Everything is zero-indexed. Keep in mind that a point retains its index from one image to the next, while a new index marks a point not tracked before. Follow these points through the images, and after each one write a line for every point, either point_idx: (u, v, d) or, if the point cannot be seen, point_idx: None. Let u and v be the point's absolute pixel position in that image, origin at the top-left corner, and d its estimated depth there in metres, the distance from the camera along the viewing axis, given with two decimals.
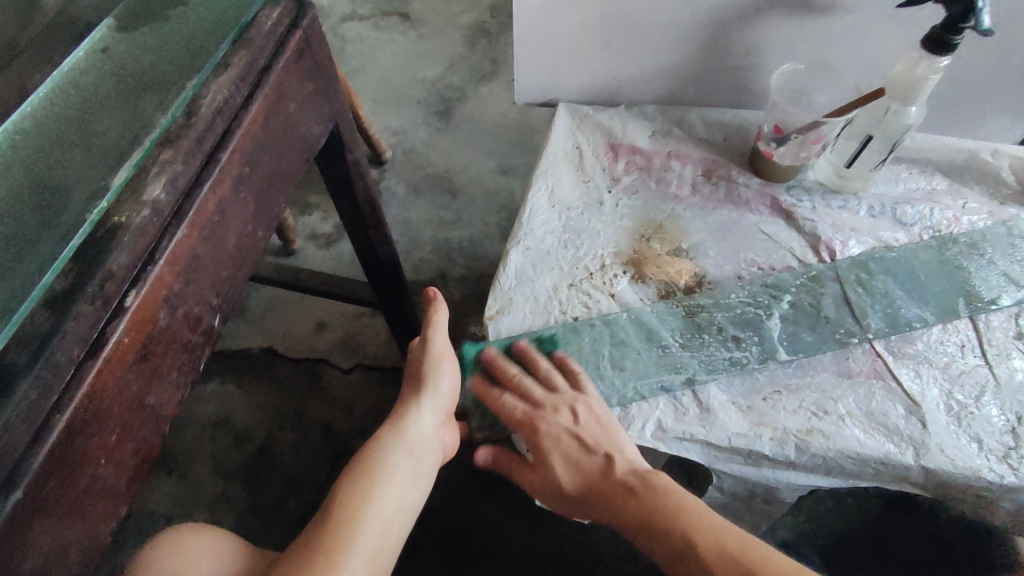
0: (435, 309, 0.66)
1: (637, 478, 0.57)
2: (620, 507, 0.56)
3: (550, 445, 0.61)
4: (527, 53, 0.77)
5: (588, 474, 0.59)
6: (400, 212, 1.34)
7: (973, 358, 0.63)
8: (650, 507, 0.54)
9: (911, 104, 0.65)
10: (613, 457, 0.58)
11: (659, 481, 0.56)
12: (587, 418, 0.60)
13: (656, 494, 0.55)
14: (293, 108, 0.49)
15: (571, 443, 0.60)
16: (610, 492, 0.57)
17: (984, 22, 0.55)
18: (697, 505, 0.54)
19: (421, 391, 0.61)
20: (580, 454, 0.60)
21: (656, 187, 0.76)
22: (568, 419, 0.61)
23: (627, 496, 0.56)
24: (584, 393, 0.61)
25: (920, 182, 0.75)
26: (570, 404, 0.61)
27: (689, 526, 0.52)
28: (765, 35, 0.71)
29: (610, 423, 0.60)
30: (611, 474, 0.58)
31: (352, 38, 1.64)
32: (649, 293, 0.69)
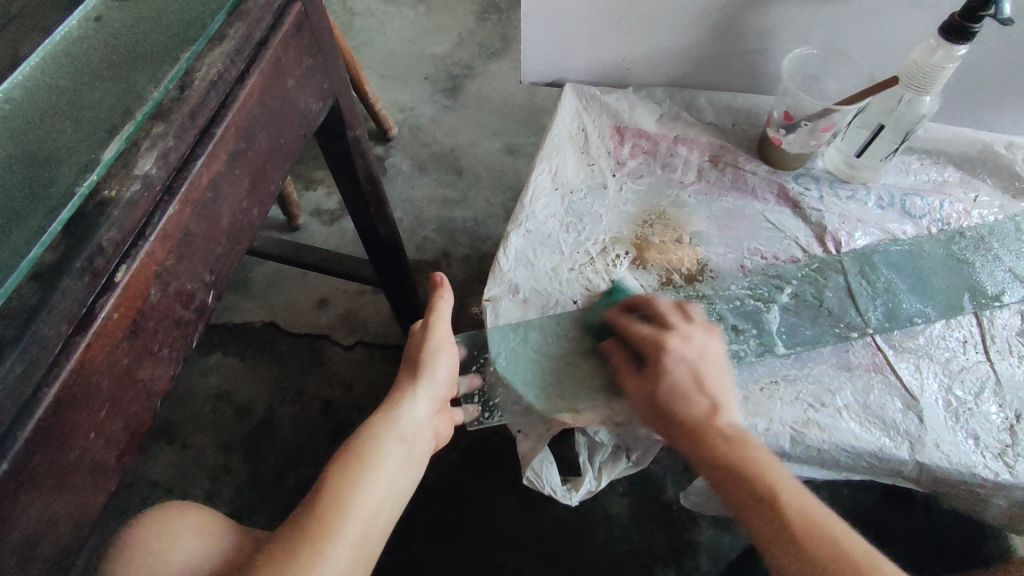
0: (439, 296, 0.65)
1: (735, 432, 0.52)
2: (715, 450, 0.51)
3: (670, 365, 0.56)
4: (533, 31, 0.76)
5: (692, 405, 0.54)
6: (404, 189, 1.34)
7: (974, 354, 0.62)
8: (738, 458, 0.50)
9: (926, 94, 0.63)
10: (721, 407, 0.54)
11: (758, 443, 0.52)
12: (708, 363, 0.57)
13: (759, 449, 0.51)
14: (290, 84, 0.48)
15: (685, 375, 0.56)
16: (707, 431, 0.53)
17: (1004, 9, 0.54)
18: (789, 474, 0.50)
19: (417, 377, 0.61)
20: (690, 388, 0.55)
21: (661, 172, 0.75)
22: (693, 352, 0.57)
23: (725, 441, 0.52)
24: (716, 346, 0.58)
25: (932, 174, 0.73)
26: (698, 339, 0.58)
27: (777, 481, 0.49)
28: (779, 17, 0.69)
29: (722, 374, 0.57)
30: (714, 418, 0.53)
31: (360, 11, 1.62)
32: (649, 280, 0.68)
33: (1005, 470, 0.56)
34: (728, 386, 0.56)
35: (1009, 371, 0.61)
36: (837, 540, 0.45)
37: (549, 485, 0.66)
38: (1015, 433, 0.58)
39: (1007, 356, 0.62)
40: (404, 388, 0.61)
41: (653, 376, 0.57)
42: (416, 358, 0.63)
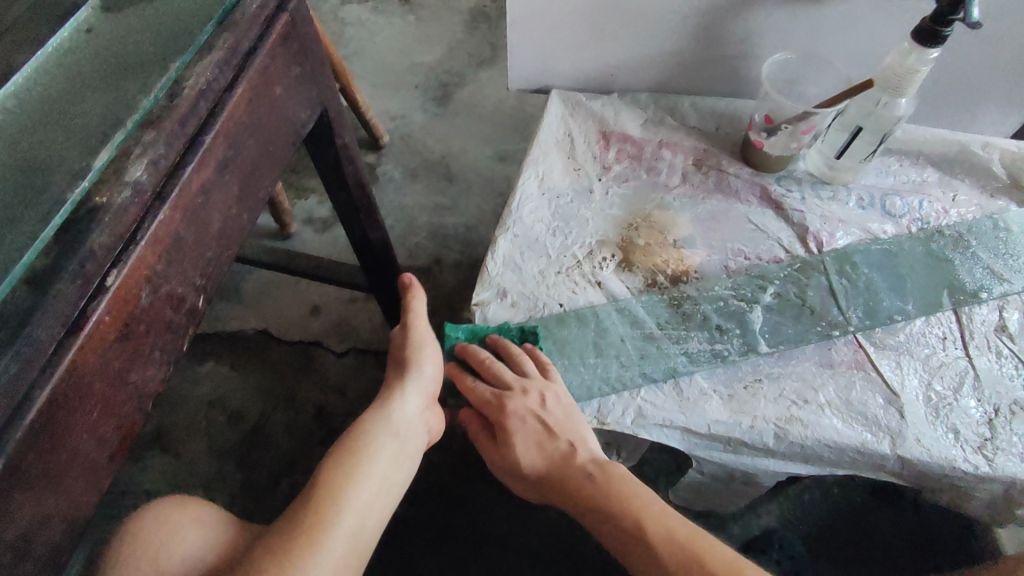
0: (412, 296, 0.69)
1: (597, 467, 0.56)
2: (575, 492, 0.56)
3: (514, 426, 0.60)
4: (520, 39, 0.77)
5: (552, 454, 0.58)
6: (396, 197, 1.35)
7: (953, 350, 0.64)
8: (609, 490, 0.54)
9: (901, 97, 0.65)
10: (578, 446, 0.58)
11: (618, 472, 0.56)
12: (548, 404, 0.59)
13: (610, 481, 0.55)
14: (278, 92, 0.49)
15: (535, 425, 0.59)
16: (572, 476, 0.56)
17: (973, 14, 0.55)
18: (657, 497, 0.53)
19: (405, 374, 0.63)
20: (545, 437, 0.59)
21: (646, 176, 0.76)
22: (535, 402, 0.59)
23: (584, 482, 0.55)
24: (555, 386, 0.61)
25: (911, 174, 0.75)
26: (538, 391, 0.60)
27: (635, 512, 0.51)
28: (759, 23, 0.70)
29: (571, 416, 0.60)
30: (574, 457, 0.58)
31: (351, 21, 1.63)
32: (635, 282, 0.69)
33: (984, 463, 0.57)
34: (578, 418, 0.60)
35: (988, 366, 0.63)
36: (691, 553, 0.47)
37: None
38: (994, 427, 0.59)
39: (985, 352, 0.63)
40: (392, 385, 0.62)
41: (509, 439, 0.60)
42: (402, 355, 0.64)
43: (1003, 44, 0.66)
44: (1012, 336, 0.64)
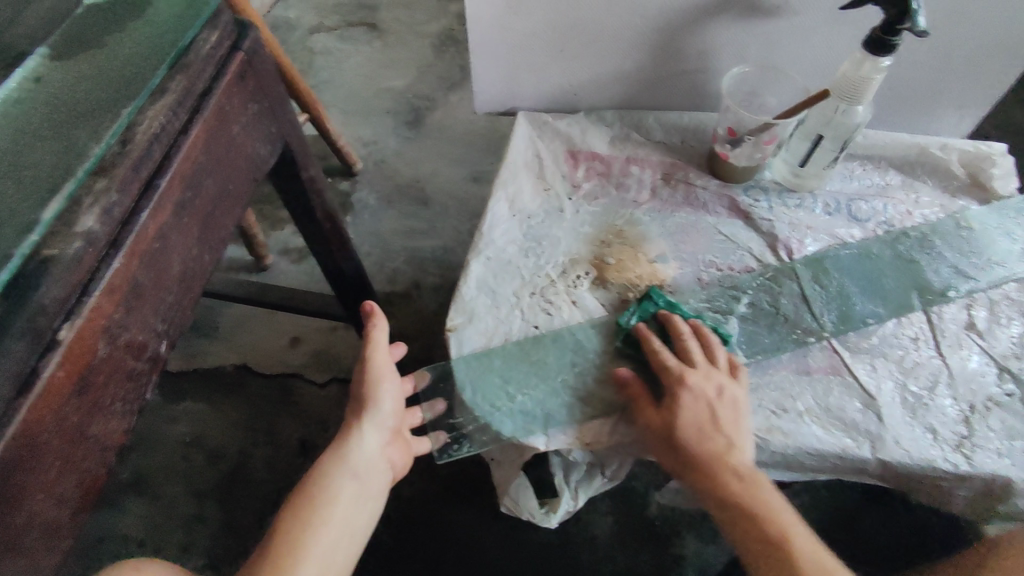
0: (373, 324, 0.63)
1: (750, 475, 0.54)
2: (727, 487, 0.54)
3: (685, 403, 0.57)
4: (483, 63, 0.78)
5: (710, 443, 0.56)
6: (372, 223, 1.34)
7: (926, 350, 0.64)
8: (758, 503, 0.53)
9: (858, 104, 0.66)
10: (734, 448, 0.55)
11: (770, 486, 0.54)
12: (729, 400, 0.57)
13: (764, 495, 0.53)
14: (237, 130, 0.49)
15: (706, 412, 0.57)
16: (727, 474, 0.54)
17: (919, 22, 0.56)
18: (798, 519, 0.53)
19: (363, 411, 0.61)
20: (710, 425, 0.56)
21: (615, 193, 0.76)
22: (715, 391, 0.57)
23: (735, 480, 0.54)
24: (738, 385, 0.59)
25: (874, 178, 0.77)
26: (722, 382, 0.58)
27: (778, 527, 0.52)
28: (715, 38, 0.72)
29: (739, 415, 0.57)
30: (730, 457, 0.55)
31: (319, 50, 1.63)
32: (610, 299, 0.69)
33: (962, 461, 0.58)
34: (744, 423, 0.57)
35: (961, 363, 0.64)
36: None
37: (527, 510, 0.68)
38: (970, 423, 0.60)
39: (957, 351, 0.64)
40: (351, 424, 0.61)
41: (676, 412, 0.57)
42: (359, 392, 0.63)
43: (953, 48, 0.68)
44: (982, 334, 0.65)
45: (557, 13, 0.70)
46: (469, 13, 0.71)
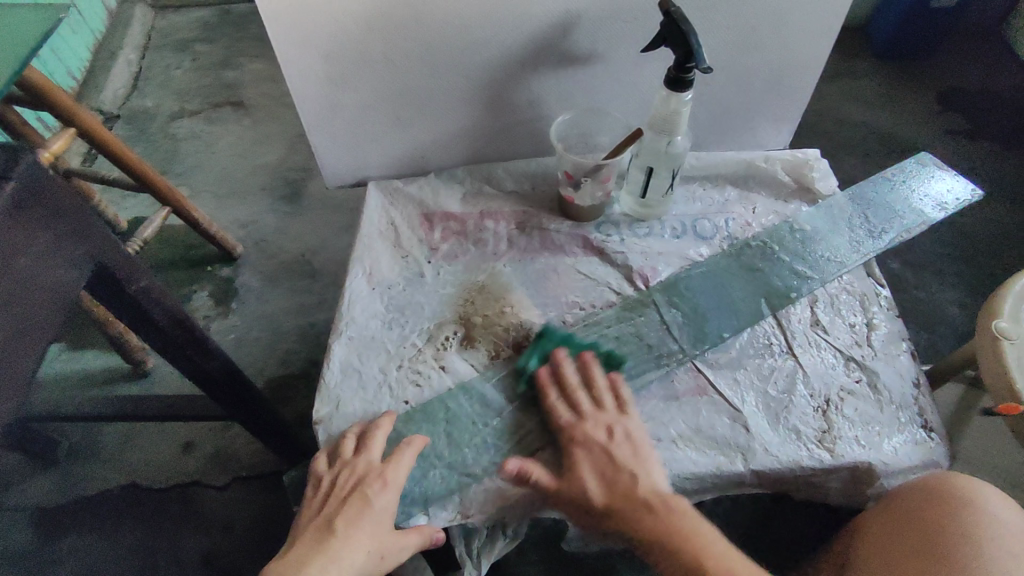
0: (405, 449, 0.58)
1: (659, 499, 0.54)
2: (638, 521, 0.52)
3: (582, 455, 0.56)
4: (323, 141, 0.78)
5: (616, 482, 0.55)
6: (259, 305, 1.28)
7: (779, 354, 0.68)
8: (681, 529, 0.52)
9: (676, 135, 0.70)
10: (641, 476, 0.55)
11: (679, 507, 0.53)
12: (621, 441, 0.57)
13: (677, 519, 0.52)
14: (25, 264, 0.46)
15: (605, 456, 0.56)
16: (633, 509, 0.53)
17: (705, 63, 0.61)
18: (717, 537, 0.52)
19: (360, 558, 0.52)
20: (613, 467, 0.55)
21: (474, 249, 0.76)
22: (604, 435, 0.58)
23: (647, 514, 0.53)
24: (630, 421, 0.59)
25: (713, 197, 0.82)
26: (620, 427, 0.58)
27: (703, 556, 0.50)
28: (538, 87, 0.75)
29: (645, 452, 0.57)
30: (637, 489, 0.54)
31: (184, 136, 1.57)
32: (479, 357, 0.68)
33: (826, 454, 0.61)
34: (647, 456, 0.57)
35: (812, 361, 0.68)
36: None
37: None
38: (829, 417, 0.64)
39: (807, 349, 0.69)
40: (350, 559, 0.52)
41: (577, 464, 0.56)
42: (370, 522, 0.54)
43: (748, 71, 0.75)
44: (825, 328, 0.70)
45: (381, 84, 0.71)
46: (294, 95, 0.71)
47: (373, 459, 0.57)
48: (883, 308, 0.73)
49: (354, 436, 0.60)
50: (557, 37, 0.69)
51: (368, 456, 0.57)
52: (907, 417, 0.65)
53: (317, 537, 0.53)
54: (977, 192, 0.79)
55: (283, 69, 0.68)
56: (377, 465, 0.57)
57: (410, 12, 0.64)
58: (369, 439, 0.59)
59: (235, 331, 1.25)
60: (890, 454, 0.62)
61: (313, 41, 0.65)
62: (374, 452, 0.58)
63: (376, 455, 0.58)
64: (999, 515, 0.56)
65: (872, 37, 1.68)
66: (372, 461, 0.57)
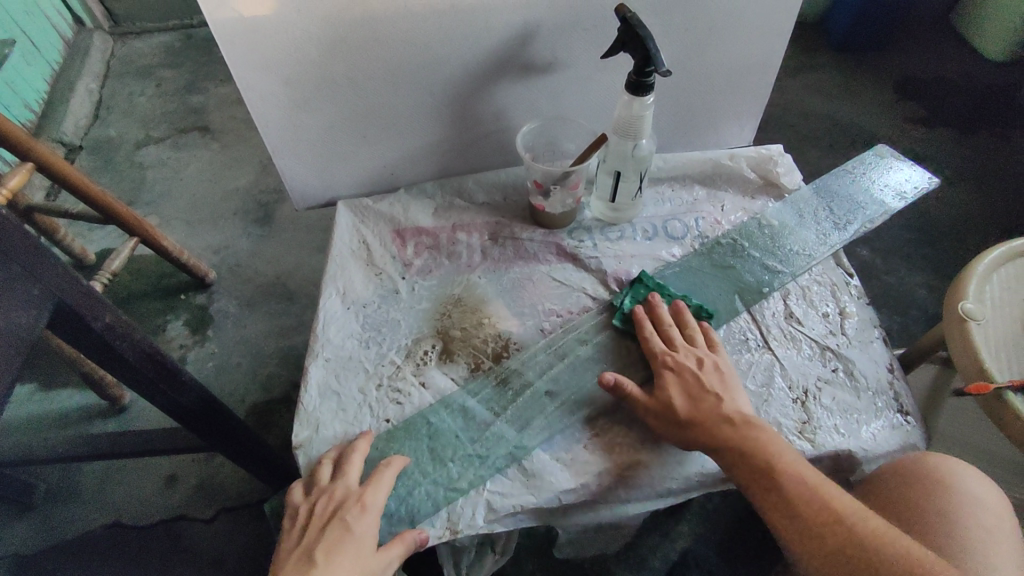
0: (383, 470, 0.57)
1: (742, 418, 0.57)
2: (720, 434, 0.56)
3: (673, 380, 0.61)
4: (289, 164, 0.77)
5: (701, 402, 0.59)
6: (237, 330, 1.27)
7: (756, 348, 0.69)
8: (756, 441, 0.55)
9: (640, 139, 0.71)
10: (725, 400, 0.59)
11: (762, 427, 0.57)
12: (710, 369, 0.61)
13: (756, 432, 0.56)
14: None
15: (694, 379, 0.60)
16: (716, 423, 0.57)
17: (663, 66, 0.62)
18: (793, 450, 0.56)
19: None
20: (697, 389, 0.60)
21: (448, 263, 0.76)
22: (693, 362, 0.62)
23: (726, 427, 0.57)
24: (719, 354, 0.64)
25: (682, 196, 0.82)
26: (706, 355, 0.63)
27: (780, 461, 0.54)
28: (503, 99, 0.75)
29: (730, 379, 0.61)
30: (721, 407, 0.58)
31: (150, 164, 1.55)
32: (459, 371, 0.67)
33: (807, 445, 0.62)
34: (732, 383, 0.61)
35: (788, 353, 0.69)
36: (825, 504, 0.51)
37: None
38: (808, 408, 0.65)
39: (782, 342, 0.70)
40: None
41: (664, 386, 0.61)
42: (351, 546, 0.52)
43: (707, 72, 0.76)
44: (799, 320, 0.71)
45: (345, 104, 0.71)
46: (257, 119, 0.70)
47: (351, 484, 0.57)
48: (854, 297, 0.74)
49: (330, 464, 0.59)
50: (518, 48, 0.70)
51: (345, 480, 0.57)
52: (883, 403, 0.66)
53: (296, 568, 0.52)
54: (935, 179, 0.81)
55: (244, 94, 0.67)
56: (355, 490, 0.56)
57: (368, 32, 0.64)
58: (344, 463, 0.58)
59: (212, 359, 1.22)
60: (868, 441, 0.63)
61: (273, 64, 0.65)
62: (352, 476, 0.57)
63: (353, 478, 0.57)
64: (971, 490, 0.57)
65: (829, 32, 1.72)
66: (351, 485, 0.56)
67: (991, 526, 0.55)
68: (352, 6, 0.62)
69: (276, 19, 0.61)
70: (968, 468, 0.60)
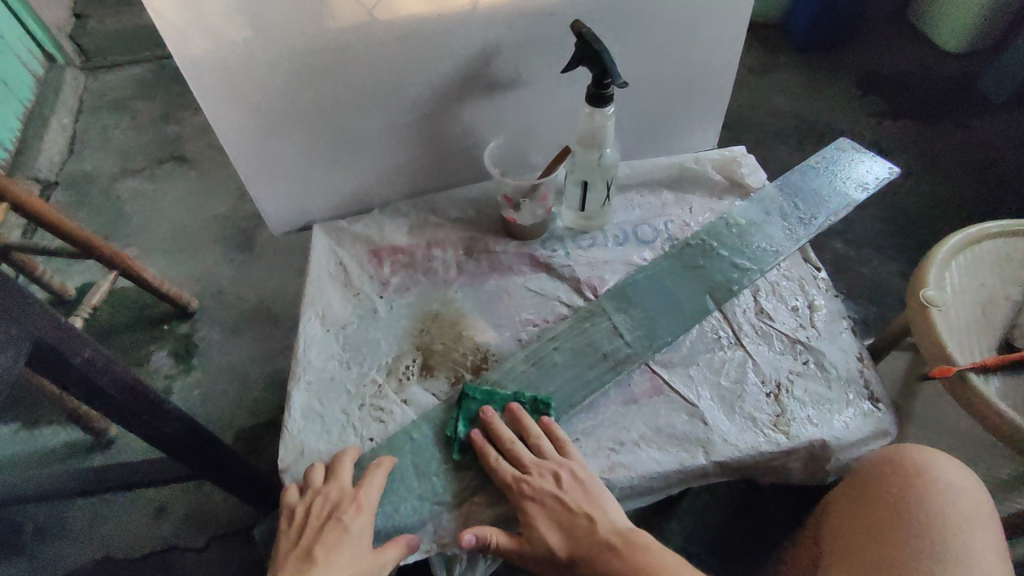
0: (375, 471, 0.59)
1: (619, 538, 0.55)
2: (604, 565, 0.54)
3: (538, 510, 0.58)
4: (263, 191, 0.78)
5: (576, 529, 0.56)
6: (221, 357, 1.27)
7: (729, 346, 0.71)
8: (644, 570, 0.53)
9: (605, 148, 0.73)
10: (598, 519, 0.57)
11: (641, 538, 0.56)
12: (571, 484, 0.59)
13: (641, 551, 0.55)
14: None
15: (558, 506, 0.58)
16: (596, 554, 0.55)
17: (619, 78, 0.64)
18: (679, 561, 0.55)
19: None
20: (569, 515, 0.57)
21: (425, 279, 0.77)
22: (552, 484, 0.59)
23: (610, 555, 0.55)
24: (575, 462, 0.61)
25: (651, 201, 0.85)
26: (563, 471, 0.59)
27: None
28: (469, 116, 0.77)
29: (598, 489, 0.59)
30: (596, 531, 0.56)
31: (128, 196, 1.55)
32: (440, 385, 0.69)
33: (782, 437, 0.64)
34: (600, 493, 0.59)
35: (760, 348, 0.71)
36: None
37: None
38: (781, 401, 0.67)
39: (754, 338, 0.72)
40: None
41: (533, 523, 0.57)
42: (350, 545, 0.55)
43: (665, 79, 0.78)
44: (769, 316, 0.73)
45: (315, 130, 0.72)
46: (228, 150, 0.71)
47: (344, 485, 0.58)
48: (822, 290, 0.76)
49: (322, 466, 0.61)
50: (480, 66, 0.72)
51: (338, 482, 0.59)
52: (853, 391, 0.68)
53: (299, 567, 0.54)
54: (893, 170, 0.83)
55: (213, 126, 0.68)
56: (349, 491, 0.58)
57: (334, 60, 0.66)
58: (335, 467, 0.60)
59: (199, 388, 1.22)
60: (841, 429, 0.65)
61: (241, 95, 0.66)
62: (344, 478, 0.59)
63: (346, 479, 0.59)
64: (953, 481, 0.60)
65: (791, 32, 1.76)
66: (344, 486, 0.58)
67: (969, 513, 0.58)
68: (315, 35, 0.63)
69: (241, 51, 0.62)
70: (941, 456, 0.62)
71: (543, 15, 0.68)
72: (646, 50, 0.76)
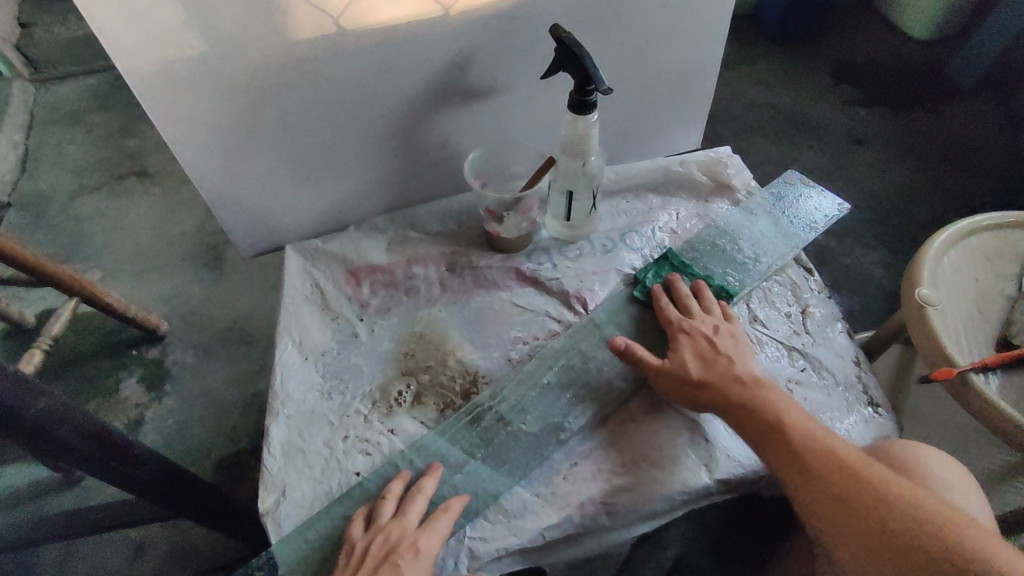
0: (444, 510, 0.55)
1: (753, 379, 0.59)
2: (729, 393, 0.58)
3: (682, 346, 0.63)
4: (232, 214, 0.73)
5: (716, 365, 0.60)
6: (196, 382, 1.21)
7: None
8: (767, 400, 0.57)
9: (589, 157, 0.70)
10: (737, 363, 0.60)
11: (772, 387, 0.58)
12: (727, 335, 0.63)
13: (770, 392, 0.57)
14: None
15: (705, 346, 0.62)
16: (726, 385, 0.58)
17: (602, 83, 0.61)
18: (800, 408, 0.57)
19: None
20: (709, 357, 0.61)
21: (407, 299, 0.74)
22: (711, 329, 0.64)
23: (738, 386, 0.58)
24: (734, 326, 0.65)
25: (636, 207, 0.82)
26: (721, 324, 0.65)
27: (786, 413, 0.55)
28: (446, 127, 0.74)
29: (744, 350, 0.63)
30: (733, 368, 0.60)
31: (87, 215, 1.48)
32: (429, 414, 0.65)
33: None
34: (746, 352, 0.62)
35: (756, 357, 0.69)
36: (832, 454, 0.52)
37: None
38: None
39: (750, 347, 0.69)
40: None
41: (677, 346, 0.63)
42: None
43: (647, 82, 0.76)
44: (763, 322, 0.71)
45: (284, 147, 0.68)
46: (191, 173, 0.67)
47: (408, 526, 0.54)
48: (814, 292, 0.75)
49: (402, 485, 0.58)
50: (456, 74, 0.68)
51: (403, 522, 0.54)
52: (853, 397, 0.66)
53: None
54: (845, 205, 0.79)
55: (172, 148, 0.63)
56: (408, 532, 0.54)
57: (303, 74, 0.62)
58: (417, 494, 0.57)
59: (172, 417, 1.16)
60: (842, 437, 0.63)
61: (202, 116, 0.62)
62: (410, 521, 0.55)
63: (411, 521, 0.55)
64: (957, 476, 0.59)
65: (763, 23, 1.75)
66: (406, 528, 0.54)
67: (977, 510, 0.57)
68: (279, 49, 0.59)
69: (200, 70, 0.58)
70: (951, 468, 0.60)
71: (519, 21, 0.66)
72: (627, 52, 0.73)
